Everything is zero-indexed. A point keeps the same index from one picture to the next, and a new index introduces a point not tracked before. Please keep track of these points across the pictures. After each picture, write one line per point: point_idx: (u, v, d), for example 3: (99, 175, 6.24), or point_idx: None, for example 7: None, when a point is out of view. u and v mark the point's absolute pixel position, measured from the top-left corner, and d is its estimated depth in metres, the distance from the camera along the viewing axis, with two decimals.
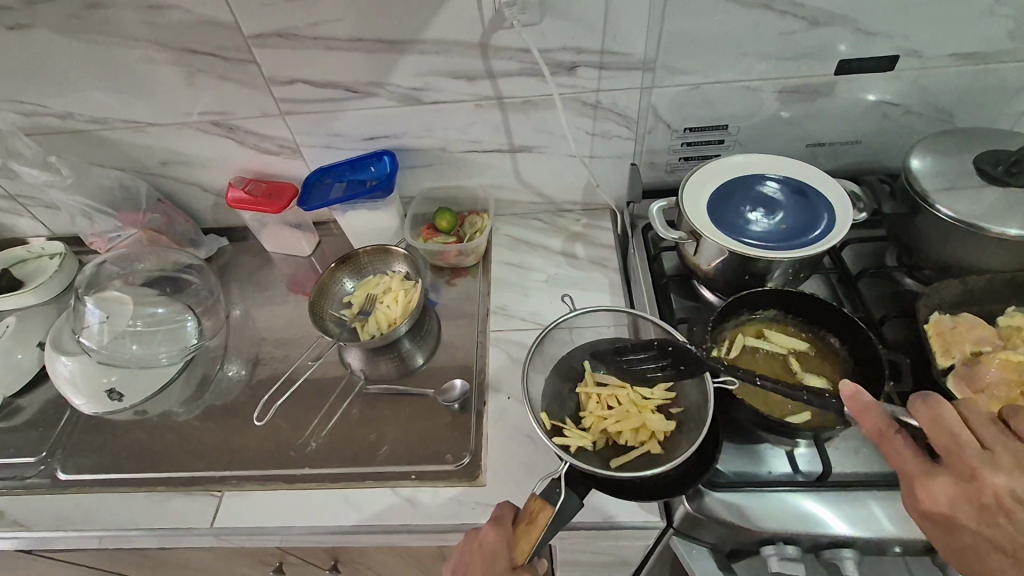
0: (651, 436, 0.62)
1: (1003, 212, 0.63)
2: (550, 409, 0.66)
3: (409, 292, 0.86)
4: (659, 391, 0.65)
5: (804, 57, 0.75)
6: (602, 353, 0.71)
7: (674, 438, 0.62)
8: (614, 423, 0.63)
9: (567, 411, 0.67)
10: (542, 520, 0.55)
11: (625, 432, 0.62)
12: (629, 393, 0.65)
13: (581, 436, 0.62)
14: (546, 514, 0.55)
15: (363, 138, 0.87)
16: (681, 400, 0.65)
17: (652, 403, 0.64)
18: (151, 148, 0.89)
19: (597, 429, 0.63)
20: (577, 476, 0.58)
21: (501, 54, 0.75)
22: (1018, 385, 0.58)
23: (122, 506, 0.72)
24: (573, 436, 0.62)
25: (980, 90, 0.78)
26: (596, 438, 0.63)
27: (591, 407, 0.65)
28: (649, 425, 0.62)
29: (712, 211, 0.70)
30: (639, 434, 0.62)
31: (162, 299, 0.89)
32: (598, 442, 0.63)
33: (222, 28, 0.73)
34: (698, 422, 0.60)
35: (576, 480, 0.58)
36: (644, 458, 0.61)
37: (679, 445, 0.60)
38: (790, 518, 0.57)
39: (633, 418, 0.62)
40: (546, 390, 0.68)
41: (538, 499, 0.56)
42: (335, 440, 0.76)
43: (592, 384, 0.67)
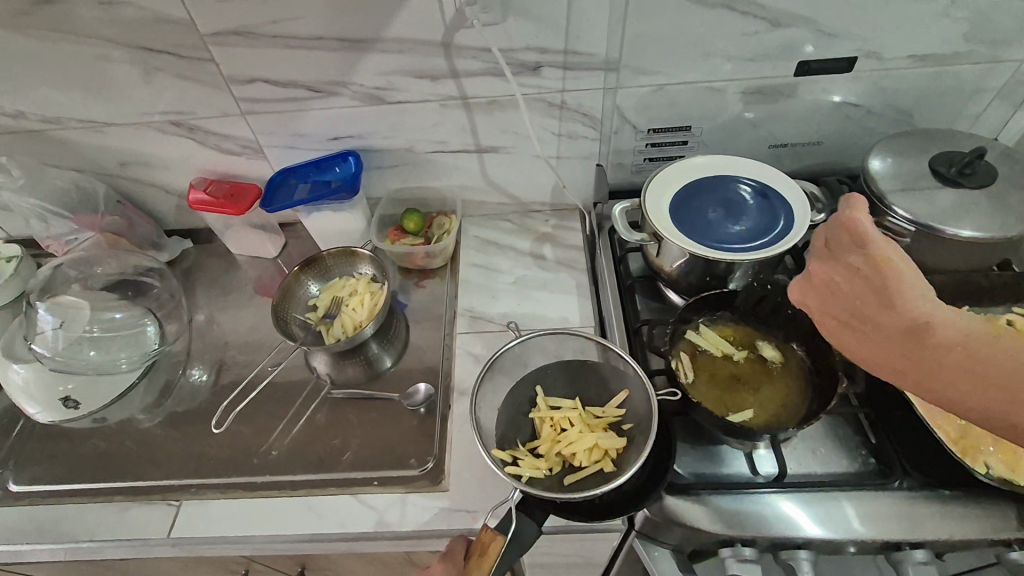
0: (604, 454, 0.63)
1: (959, 213, 0.64)
2: (504, 438, 0.66)
3: (375, 294, 0.85)
4: (610, 410, 0.67)
5: (767, 58, 0.75)
6: (550, 372, 0.71)
7: (627, 453, 0.62)
8: (568, 445, 0.63)
9: (522, 438, 0.67)
10: (494, 552, 0.55)
11: (579, 453, 0.63)
12: (581, 414, 0.66)
13: (537, 462, 0.63)
14: (497, 544, 0.56)
15: (327, 139, 0.86)
16: (631, 415, 0.66)
17: (604, 423, 0.66)
18: (108, 149, 0.87)
19: (553, 453, 0.64)
20: (534, 502, 0.58)
21: (464, 53, 0.74)
22: None
23: (78, 518, 0.70)
24: (529, 463, 0.62)
25: (938, 92, 0.79)
26: (552, 462, 0.63)
27: (545, 431, 0.65)
28: (602, 444, 0.63)
29: (674, 213, 0.70)
30: (593, 454, 0.63)
31: (121, 303, 0.87)
32: (555, 466, 0.63)
33: (177, 25, 0.71)
34: (646, 436, 0.61)
35: (532, 505, 0.58)
36: (599, 476, 0.62)
37: (631, 459, 0.61)
38: (745, 518, 0.58)
39: (586, 439, 0.63)
40: (500, 415, 0.68)
41: (489, 530, 0.57)
42: (298, 447, 0.75)
43: (545, 408, 0.67)
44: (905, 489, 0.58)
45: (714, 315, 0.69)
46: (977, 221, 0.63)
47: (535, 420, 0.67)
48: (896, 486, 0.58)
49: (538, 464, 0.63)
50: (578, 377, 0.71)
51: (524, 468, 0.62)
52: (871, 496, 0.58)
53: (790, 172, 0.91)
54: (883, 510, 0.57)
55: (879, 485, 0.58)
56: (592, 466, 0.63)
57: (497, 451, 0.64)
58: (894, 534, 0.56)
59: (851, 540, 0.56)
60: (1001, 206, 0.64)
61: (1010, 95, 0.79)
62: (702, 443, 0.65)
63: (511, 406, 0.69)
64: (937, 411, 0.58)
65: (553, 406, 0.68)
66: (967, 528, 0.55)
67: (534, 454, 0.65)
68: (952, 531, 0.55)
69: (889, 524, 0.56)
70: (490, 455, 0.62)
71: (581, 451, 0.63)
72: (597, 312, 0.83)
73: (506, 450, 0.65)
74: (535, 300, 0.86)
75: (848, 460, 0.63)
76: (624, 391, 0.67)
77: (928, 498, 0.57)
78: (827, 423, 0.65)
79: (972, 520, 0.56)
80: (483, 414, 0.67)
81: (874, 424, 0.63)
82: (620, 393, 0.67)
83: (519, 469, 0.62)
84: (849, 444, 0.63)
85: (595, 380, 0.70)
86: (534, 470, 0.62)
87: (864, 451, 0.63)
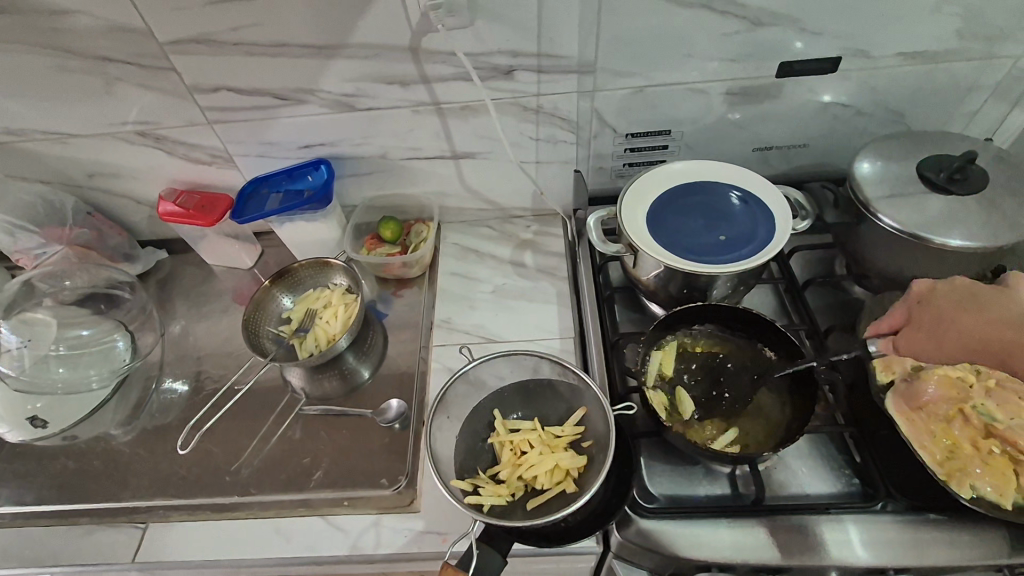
0: (565, 473, 0.61)
1: (948, 221, 0.61)
2: (464, 465, 0.64)
3: (349, 306, 0.83)
4: (570, 428, 0.65)
5: (749, 58, 0.72)
6: (506, 396, 0.69)
7: (589, 470, 0.61)
8: (528, 468, 0.61)
9: (482, 464, 0.65)
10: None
11: (540, 475, 0.61)
12: (540, 434, 0.64)
13: (498, 488, 0.60)
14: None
15: (298, 147, 0.83)
16: (590, 432, 0.64)
17: (563, 441, 0.64)
18: (75, 160, 0.85)
19: (514, 477, 0.62)
20: (499, 531, 0.56)
21: (433, 58, 0.71)
22: (957, 402, 0.55)
23: (44, 541, 0.69)
24: (490, 490, 0.60)
25: (931, 90, 0.76)
26: (514, 487, 0.61)
27: (505, 455, 0.63)
28: (562, 464, 0.61)
29: (650, 223, 0.68)
30: (554, 475, 0.61)
31: (90, 319, 0.87)
32: (517, 491, 0.61)
33: (134, 34, 0.68)
34: (606, 452, 0.60)
35: (499, 535, 0.55)
36: (562, 497, 0.60)
37: (592, 477, 0.59)
38: (723, 543, 0.55)
39: (545, 460, 0.62)
40: (458, 443, 0.66)
41: (449, 568, 0.52)
42: (268, 466, 0.73)
43: (504, 432, 0.65)
44: (890, 513, 0.56)
45: (689, 329, 0.66)
46: (969, 230, 0.60)
47: (494, 445, 0.65)
48: (879, 509, 0.56)
49: (500, 490, 0.60)
50: (534, 398, 0.69)
51: (485, 496, 0.60)
52: (854, 519, 0.55)
53: (778, 174, 0.88)
54: (866, 535, 0.54)
55: (862, 509, 0.56)
56: (554, 488, 0.61)
57: (458, 480, 0.61)
58: (877, 560, 0.53)
59: (831, 567, 0.53)
60: (993, 213, 0.61)
61: (1006, 92, 0.76)
62: (680, 463, 0.63)
63: (468, 431, 0.67)
64: (922, 433, 0.55)
65: (512, 429, 0.66)
66: (954, 554, 0.53)
67: (495, 480, 0.63)
68: (938, 557, 0.53)
69: (872, 550, 0.54)
70: (450, 487, 0.59)
71: (542, 472, 0.61)
72: (577, 322, 0.81)
73: (467, 478, 0.62)
74: (514, 311, 0.83)
75: (831, 480, 0.60)
76: (581, 408, 0.66)
77: (912, 522, 0.55)
78: (809, 443, 0.63)
79: (958, 545, 0.53)
80: (439, 444, 0.63)
81: (858, 443, 0.61)
82: (578, 411, 0.66)
83: (481, 497, 0.59)
84: (832, 464, 0.61)
85: (552, 399, 0.69)
86: (496, 497, 0.60)
87: (848, 471, 0.61)
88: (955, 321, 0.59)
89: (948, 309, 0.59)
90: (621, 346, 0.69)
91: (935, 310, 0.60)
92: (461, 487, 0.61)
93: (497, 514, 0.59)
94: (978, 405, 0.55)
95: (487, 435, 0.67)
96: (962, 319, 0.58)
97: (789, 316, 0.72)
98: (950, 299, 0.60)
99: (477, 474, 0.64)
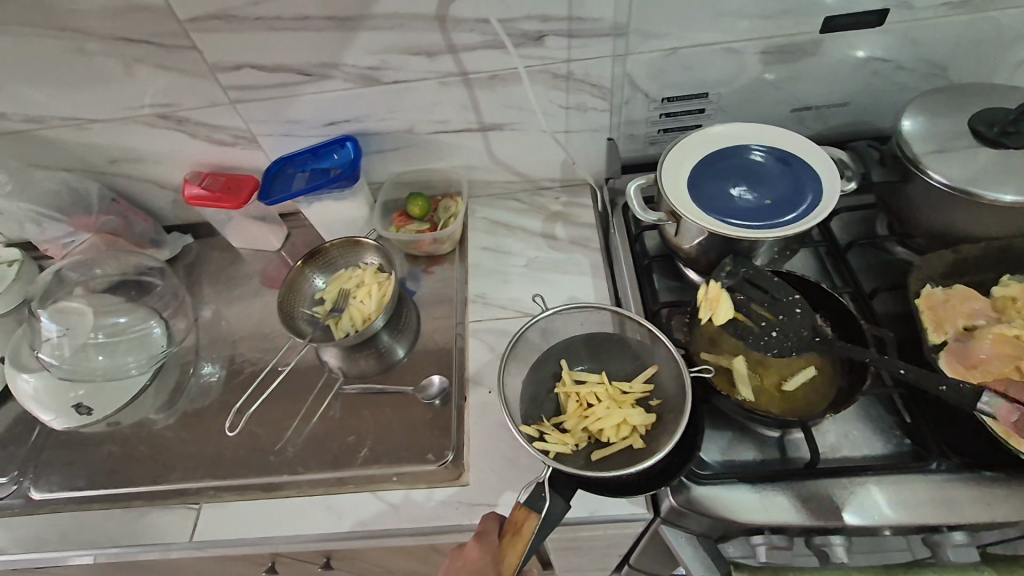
0: (632, 429, 0.61)
1: (1000, 176, 0.60)
2: (528, 414, 0.64)
3: (383, 285, 0.83)
4: (638, 385, 0.64)
5: (787, 14, 0.69)
6: (575, 348, 0.69)
7: (656, 430, 0.61)
8: (595, 421, 0.61)
9: (546, 413, 0.65)
10: (528, 530, 0.53)
11: (606, 429, 0.61)
12: (608, 389, 0.64)
13: (563, 437, 0.60)
14: (531, 523, 0.54)
15: (323, 124, 0.81)
16: (659, 391, 0.64)
17: (631, 398, 0.63)
18: (96, 146, 0.84)
19: (579, 428, 0.62)
20: (562, 479, 0.56)
21: (461, 26, 0.69)
22: (1011, 359, 0.57)
23: (101, 525, 0.71)
24: (556, 438, 0.60)
25: (976, 41, 0.73)
26: (578, 437, 0.61)
27: (571, 406, 0.63)
28: (630, 420, 0.61)
29: (692, 188, 0.66)
30: (620, 429, 0.61)
31: (126, 307, 0.86)
32: (581, 441, 0.61)
33: (153, 12, 0.66)
34: (677, 414, 0.59)
35: (560, 482, 0.56)
36: (626, 452, 0.60)
37: (660, 437, 0.59)
38: (778, 506, 0.56)
39: (613, 414, 0.61)
40: (524, 387, 0.66)
41: (522, 508, 0.55)
42: (314, 444, 0.74)
43: (570, 383, 0.65)
44: (943, 472, 0.56)
45: None
46: (1021, 184, 0.59)
47: (559, 395, 0.66)
48: (933, 468, 0.56)
49: (566, 439, 0.61)
50: (602, 353, 0.69)
51: (551, 443, 0.60)
52: (911, 479, 0.56)
53: (813, 135, 0.85)
54: (921, 494, 0.55)
55: (916, 469, 0.56)
56: (620, 442, 0.61)
57: (524, 426, 0.61)
58: (932, 517, 0.54)
59: (889, 526, 0.54)
60: None
61: None
62: (727, 429, 0.63)
63: (533, 380, 0.67)
64: None
65: (578, 381, 0.66)
66: (1010, 510, 0.54)
67: (559, 429, 0.63)
68: (992, 514, 0.54)
69: (930, 510, 0.54)
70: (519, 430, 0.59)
71: (608, 427, 0.61)
72: (612, 292, 0.80)
73: (532, 425, 0.62)
74: (548, 282, 0.82)
75: (882, 441, 0.60)
76: (653, 366, 0.65)
77: (965, 480, 0.55)
78: (860, 403, 0.63)
79: (1013, 502, 0.54)
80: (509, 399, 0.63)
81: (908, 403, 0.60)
82: (650, 368, 0.65)
83: (547, 444, 0.59)
84: (882, 425, 0.61)
85: (620, 355, 0.68)
86: (560, 445, 0.60)
87: (898, 432, 0.61)
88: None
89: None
90: (664, 315, 0.69)
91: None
92: (528, 433, 0.61)
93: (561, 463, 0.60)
94: None
95: (553, 385, 0.67)
96: None
97: (831, 279, 0.71)
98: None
99: (541, 421, 0.64)
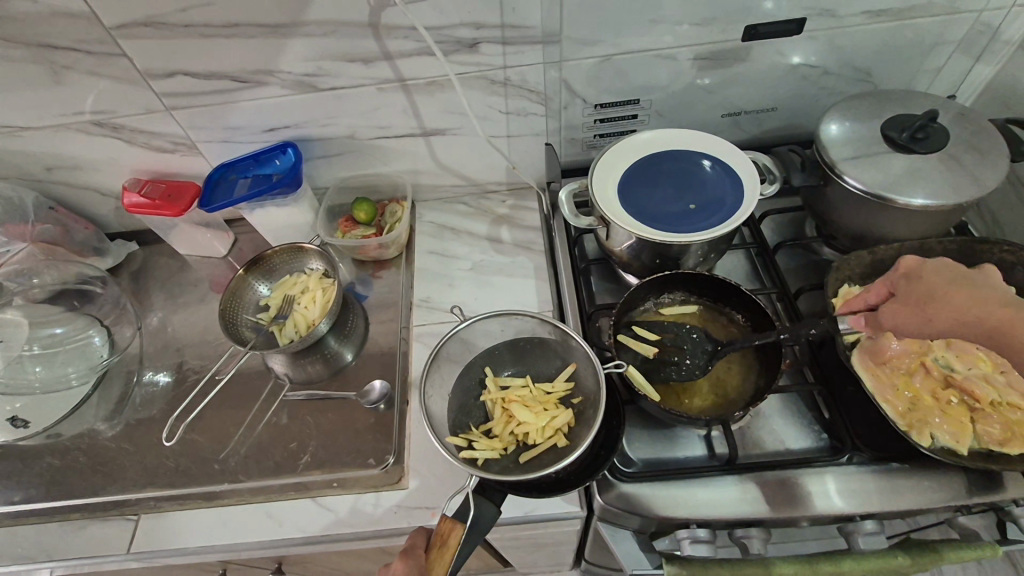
0: (556, 430, 0.63)
1: (910, 181, 0.63)
2: (458, 423, 0.65)
3: (327, 290, 0.83)
4: (560, 384, 0.66)
5: (715, 21, 0.71)
6: (498, 353, 0.70)
7: (578, 426, 0.62)
8: (520, 424, 0.63)
9: (474, 421, 0.66)
10: (454, 542, 0.54)
11: (531, 431, 0.62)
12: (531, 392, 0.66)
13: (491, 443, 0.62)
14: (458, 533, 0.54)
15: (263, 130, 0.81)
16: (579, 390, 0.66)
17: (554, 397, 0.65)
18: (30, 153, 0.82)
19: (506, 432, 0.63)
20: (492, 485, 0.58)
21: (394, 33, 0.69)
22: (918, 354, 0.60)
23: (39, 538, 0.71)
24: (484, 445, 0.61)
25: (897, 48, 0.76)
26: (506, 441, 0.63)
27: (498, 412, 0.64)
28: (553, 420, 0.63)
29: (622, 194, 0.68)
30: (545, 430, 0.62)
31: (63, 317, 0.85)
32: (510, 445, 0.63)
33: (77, 19, 0.66)
34: (596, 408, 0.61)
35: (491, 489, 0.57)
36: (553, 451, 0.62)
37: (582, 432, 0.61)
38: (700, 502, 0.57)
39: (538, 416, 0.63)
40: (452, 395, 0.67)
41: (449, 520, 0.55)
42: (257, 451, 0.74)
43: (496, 390, 0.66)
44: (855, 464, 0.58)
45: (657, 298, 0.68)
46: (930, 188, 0.62)
47: (486, 402, 0.67)
48: (846, 461, 0.59)
49: (494, 444, 0.62)
50: (526, 356, 0.70)
51: (479, 450, 0.61)
52: (826, 473, 0.58)
53: (749, 138, 0.88)
54: (837, 486, 0.57)
55: (830, 461, 0.59)
56: (546, 442, 0.62)
57: (452, 436, 0.62)
58: (844, 510, 0.56)
59: (804, 518, 0.57)
60: (951, 171, 0.63)
61: (970, 46, 0.76)
62: (658, 430, 0.65)
63: (460, 389, 0.68)
64: (886, 385, 0.59)
65: (503, 386, 0.68)
66: (917, 499, 0.56)
67: (488, 435, 0.64)
68: (900, 503, 0.56)
69: (843, 502, 0.57)
70: (444, 442, 0.60)
71: (533, 429, 0.62)
72: (554, 294, 0.81)
73: (460, 434, 0.64)
74: (492, 285, 0.83)
75: (801, 435, 0.63)
76: (571, 364, 0.67)
77: (876, 471, 0.58)
78: (781, 401, 0.65)
79: (920, 491, 0.57)
80: (434, 401, 0.65)
81: (826, 399, 0.63)
82: (568, 367, 0.67)
83: (475, 452, 0.61)
84: (802, 421, 0.64)
85: (544, 356, 0.70)
86: (489, 450, 0.61)
87: (817, 427, 0.63)
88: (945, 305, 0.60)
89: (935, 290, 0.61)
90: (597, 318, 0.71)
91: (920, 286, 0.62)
92: (456, 443, 0.62)
93: (492, 468, 0.61)
94: (938, 356, 0.60)
95: (479, 393, 0.68)
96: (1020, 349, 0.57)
97: (761, 278, 0.74)
98: (936, 277, 0.62)
99: (470, 429, 0.65)
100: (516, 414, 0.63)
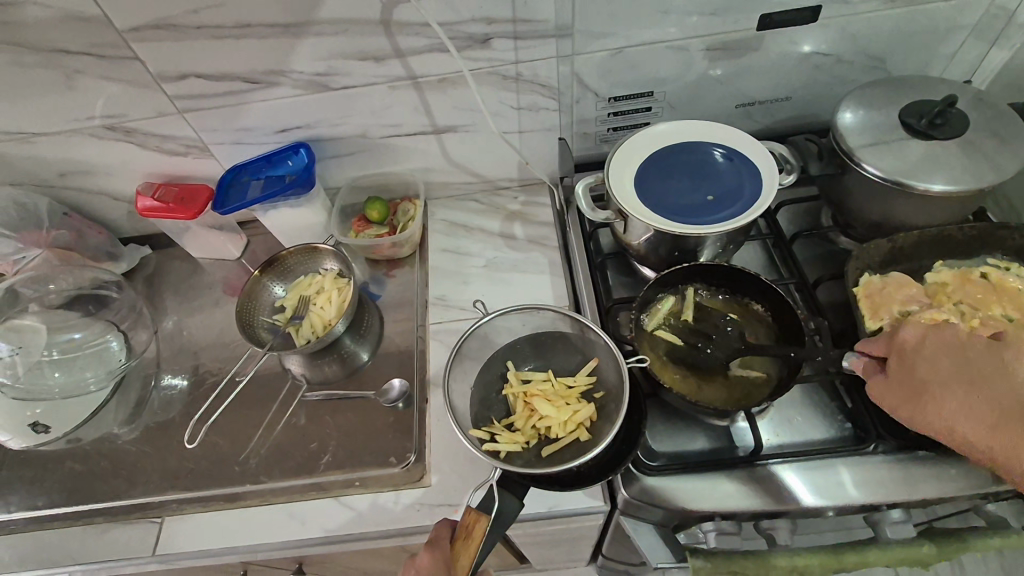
0: (578, 424, 0.63)
1: (927, 167, 0.62)
2: (478, 418, 0.65)
3: (342, 291, 0.83)
4: (582, 379, 0.66)
5: (728, 11, 0.71)
6: (520, 348, 0.70)
7: (600, 421, 0.62)
8: (543, 418, 0.63)
9: (495, 414, 0.66)
10: (479, 533, 0.53)
11: (553, 426, 0.62)
12: (553, 386, 0.66)
13: (513, 436, 0.62)
14: (483, 524, 0.54)
15: (275, 131, 0.81)
16: (601, 384, 0.66)
17: (576, 391, 0.65)
18: (44, 160, 0.82)
19: (528, 426, 0.63)
20: (515, 478, 0.58)
21: (405, 30, 0.69)
22: None
23: (63, 543, 0.71)
24: (506, 438, 0.61)
25: (911, 34, 0.75)
26: (528, 435, 0.63)
27: (520, 406, 0.64)
28: (575, 415, 0.63)
29: (637, 187, 0.68)
30: (567, 425, 0.62)
31: (81, 322, 0.86)
32: (531, 439, 0.63)
33: (89, 23, 0.66)
34: (619, 403, 0.61)
35: (513, 482, 0.57)
36: (575, 445, 0.62)
37: (605, 427, 0.61)
38: (724, 494, 0.57)
39: (559, 410, 0.63)
40: (473, 392, 0.67)
41: (472, 511, 0.55)
42: (277, 452, 0.74)
43: (517, 384, 0.66)
44: (880, 453, 0.58)
45: (677, 290, 0.68)
46: (949, 174, 0.61)
47: (508, 396, 0.67)
48: (870, 451, 0.59)
49: (516, 438, 0.62)
50: (545, 349, 0.70)
51: (501, 443, 0.61)
52: (852, 463, 0.58)
53: (762, 129, 0.87)
54: (862, 476, 0.57)
55: (855, 450, 0.59)
56: (567, 436, 0.62)
57: (474, 429, 0.63)
58: (869, 498, 0.56)
59: (830, 507, 0.56)
60: (970, 157, 0.62)
61: (984, 31, 0.76)
62: (681, 424, 0.65)
63: (481, 386, 0.68)
64: None
65: (525, 380, 0.67)
66: (941, 488, 0.56)
67: (510, 429, 0.64)
68: (925, 492, 0.56)
69: (867, 491, 0.56)
70: (468, 436, 0.60)
71: (555, 424, 0.62)
72: (570, 288, 0.81)
73: (483, 428, 0.64)
74: (507, 283, 0.83)
75: (825, 426, 0.63)
76: (593, 359, 0.67)
77: (900, 460, 0.58)
78: (803, 392, 0.65)
79: (943, 480, 0.57)
80: (457, 397, 0.65)
81: (848, 389, 0.63)
82: (590, 361, 0.67)
83: (497, 445, 0.61)
84: (825, 412, 0.64)
85: (565, 352, 0.70)
86: (511, 444, 0.62)
87: (840, 417, 0.63)
88: (925, 364, 0.55)
89: (926, 370, 0.54)
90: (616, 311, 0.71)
91: (916, 371, 0.55)
92: (478, 436, 0.62)
93: (514, 461, 0.61)
94: None
95: (500, 388, 0.68)
96: (931, 404, 0.53)
97: (778, 269, 0.74)
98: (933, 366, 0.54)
99: (492, 423, 0.65)
100: (538, 408, 0.63)
